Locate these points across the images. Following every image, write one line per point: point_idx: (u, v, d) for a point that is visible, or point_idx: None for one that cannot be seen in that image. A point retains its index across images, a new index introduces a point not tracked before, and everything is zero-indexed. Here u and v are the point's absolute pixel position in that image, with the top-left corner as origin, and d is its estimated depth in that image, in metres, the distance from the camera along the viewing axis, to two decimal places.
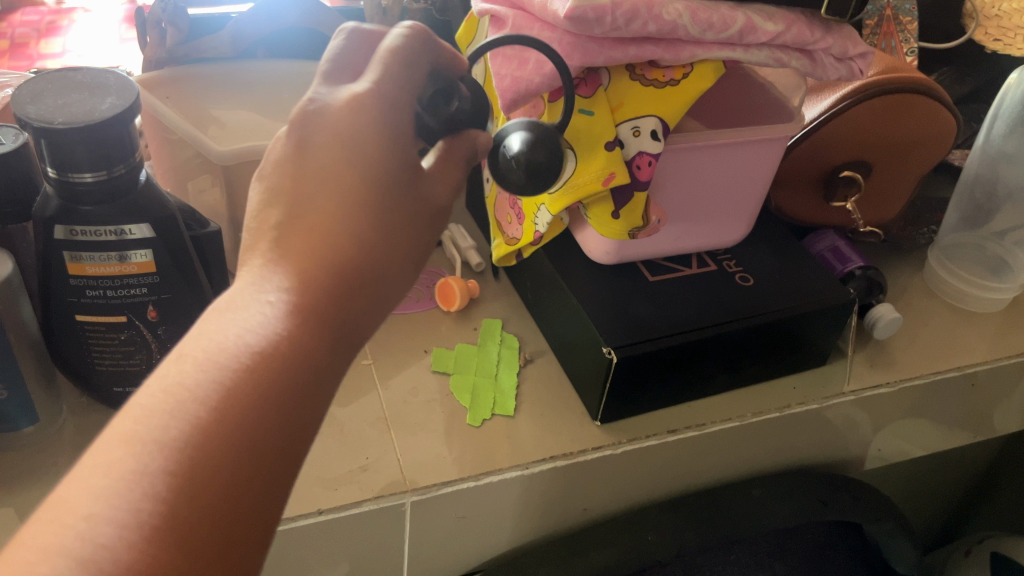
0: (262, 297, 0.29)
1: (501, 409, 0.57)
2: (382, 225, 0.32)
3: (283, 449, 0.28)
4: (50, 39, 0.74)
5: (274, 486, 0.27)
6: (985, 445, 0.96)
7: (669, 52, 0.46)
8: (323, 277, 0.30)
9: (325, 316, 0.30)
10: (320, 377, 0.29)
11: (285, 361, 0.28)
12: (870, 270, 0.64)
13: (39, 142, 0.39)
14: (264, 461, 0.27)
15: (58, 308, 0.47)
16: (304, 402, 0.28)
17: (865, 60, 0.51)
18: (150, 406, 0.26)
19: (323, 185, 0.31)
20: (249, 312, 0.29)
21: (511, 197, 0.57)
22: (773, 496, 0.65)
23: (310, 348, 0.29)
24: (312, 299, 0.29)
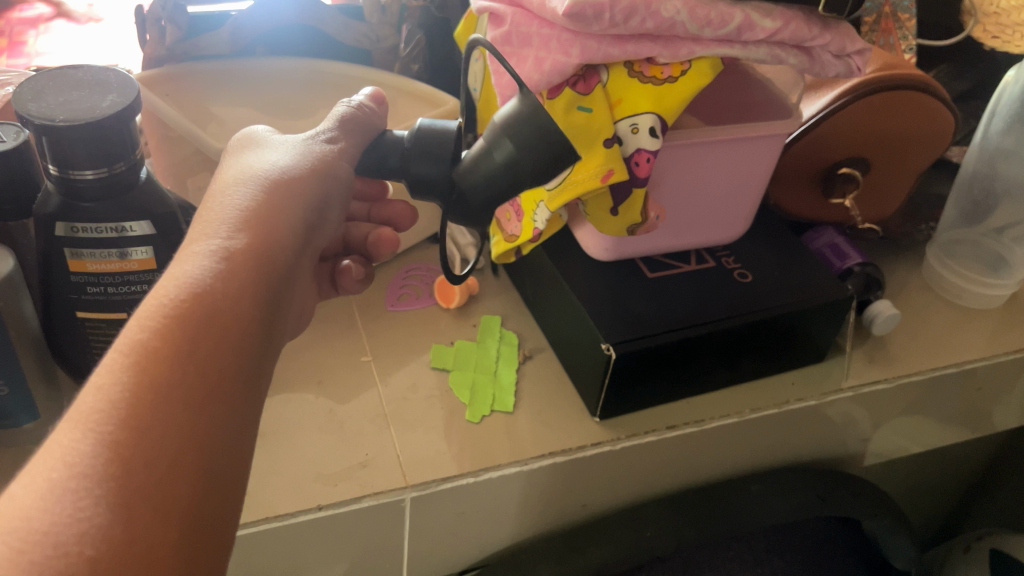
0: (206, 274, 0.32)
1: (501, 405, 0.57)
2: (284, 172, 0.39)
3: (227, 428, 0.30)
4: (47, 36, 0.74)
5: (217, 466, 0.29)
6: (983, 442, 0.97)
7: (667, 49, 0.46)
8: (244, 258, 0.34)
9: (251, 293, 0.33)
10: (247, 365, 0.32)
11: None
12: (868, 267, 0.65)
13: (41, 139, 0.39)
14: (213, 434, 0.29)
15: (59, 305, 0.47)
16: (238, 384, 0.31)
17: (863, 56, 0.51)
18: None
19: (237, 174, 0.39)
20: (183, 264, 0.33)
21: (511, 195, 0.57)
22: (771, 493, 0.65)
23: (243, 326, 0.32)
24: (242, 277, 0.33)
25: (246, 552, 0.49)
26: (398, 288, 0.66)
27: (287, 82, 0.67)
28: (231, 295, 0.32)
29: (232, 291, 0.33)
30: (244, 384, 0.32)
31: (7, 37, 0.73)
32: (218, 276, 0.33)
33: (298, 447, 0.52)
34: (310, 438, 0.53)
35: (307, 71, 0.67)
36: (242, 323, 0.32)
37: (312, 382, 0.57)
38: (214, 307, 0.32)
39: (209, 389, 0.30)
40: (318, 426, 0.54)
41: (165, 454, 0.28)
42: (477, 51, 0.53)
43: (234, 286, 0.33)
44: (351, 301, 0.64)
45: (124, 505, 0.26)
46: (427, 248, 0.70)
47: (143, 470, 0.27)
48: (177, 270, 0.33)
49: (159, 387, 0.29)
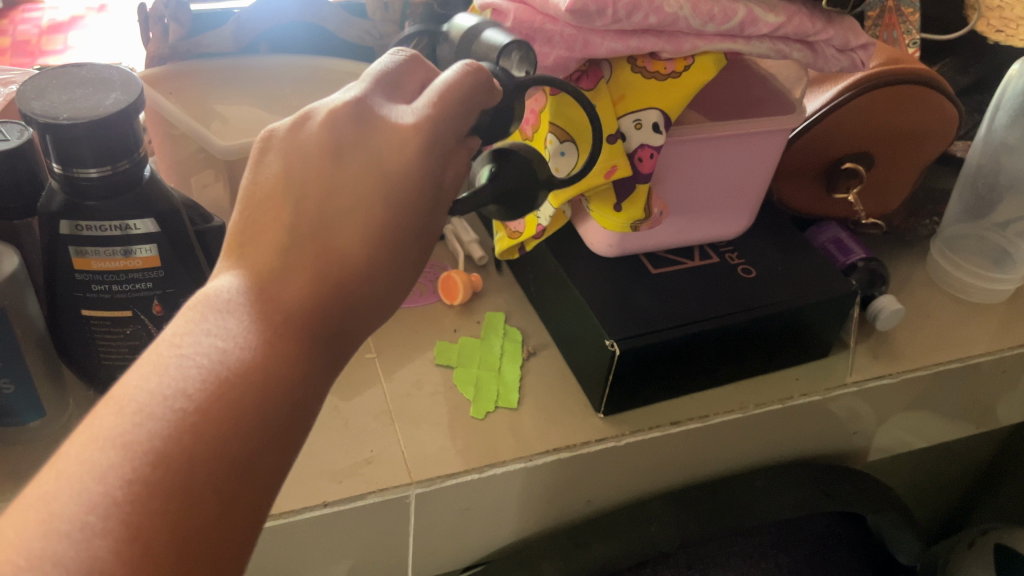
0: (241, 312, 0.29)
1: (505, 401, 0.57)
2: (363, 203, 0.31)
3: (260, 454, 0.27)
4: (52, 37, 0.74)
5: (247, 493, 0.27)
6: (989, 436, 0.97)
7: (670, 44, 0.46)
8: (297, 322, 0.30)
9: (292, 360, 0.29)
10: (298, 393, 0.29)
11: (252, 378, 0.28)
12: (873, 262, 0.65)
13: (45, 137, 0.39)
14: (243, 462, 0.27)
15: (63, 303, 0.47)
16: (278, 417, 0.28)
17: (867, 51, 0.51)
18: (116, 416, 0.25)
19: (333, 199, 0.31)
20: (243, 292, 0.29)
21: None
22: (777, 487, 0.65)
23: (294, 372, 0.29)
24: (290, 337, 0.29)
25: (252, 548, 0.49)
26: None
27: (289, 79, 0.67)
28: (282, 348, 0.29)
29: (276, 357, 0.29)
30: (292, 415, 0.29)
31: (10, 36, 0.73)
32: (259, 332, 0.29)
33: (304, 444, 0.52)
34: (315, 435, 0.53)
35: (309, 67, 0.67)
36: (293, 384, 0.29)
37: None
38: (272, 379, 0.28)
39: (252, 415, 0.27)
40: (324, 424, 0.54)
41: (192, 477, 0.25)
42: None
43: (274, 356, 0.29)
44: None
45: (143, 526, 0.24)
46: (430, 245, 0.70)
47: (168, 492, 0.25)
48: (230, 302, 0.29)
49: (202, 435, 0.26)
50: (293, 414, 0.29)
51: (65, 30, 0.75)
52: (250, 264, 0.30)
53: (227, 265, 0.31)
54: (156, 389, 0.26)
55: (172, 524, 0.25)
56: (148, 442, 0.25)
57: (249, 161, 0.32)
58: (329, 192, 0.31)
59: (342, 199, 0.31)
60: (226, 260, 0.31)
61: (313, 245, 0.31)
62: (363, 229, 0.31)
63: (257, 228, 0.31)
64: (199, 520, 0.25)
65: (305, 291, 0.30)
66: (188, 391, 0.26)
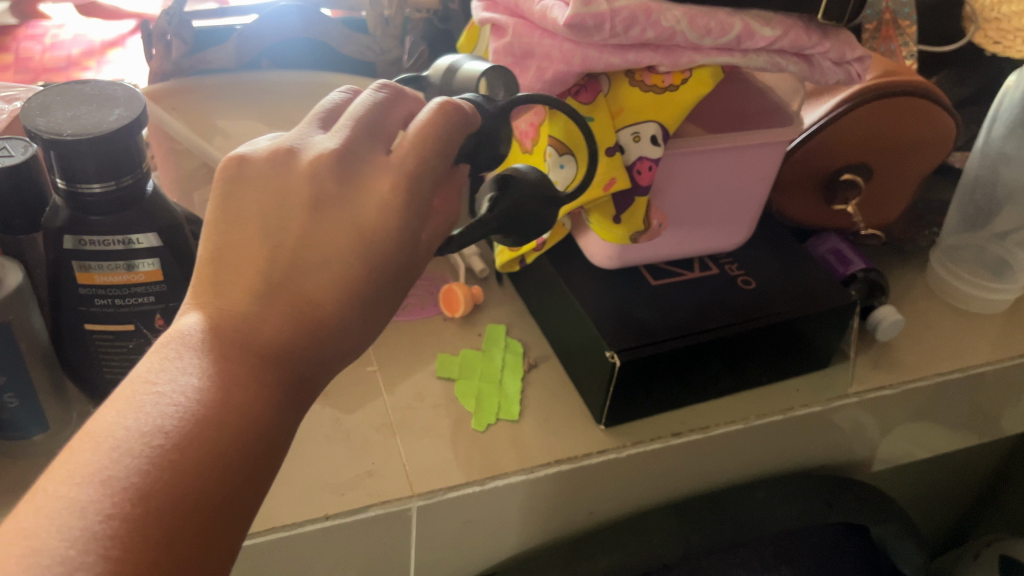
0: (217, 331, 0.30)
1: (506, 413, 0.57)
2: (334, 246, 0.31)
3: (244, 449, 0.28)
4: (55, 53, 0.75)
5: (232, 487, 0.27)
6: (992, 447, 0.96)
7: (668, 58, 0.46)
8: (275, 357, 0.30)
9: (266, 384, 0.29)
10: (273, 392, 0.30)
11: (227, 380, 0.29)
12: (872, 273, 0.65)
13: (49, 153, 0.40)
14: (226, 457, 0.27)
15: (68, 318, 0.47)
16: (257, 416, 0.29)
17: (863, 63, 0.51)
18: (107, 442, 0.26)
19: (312, 248, 0.31)
20: (217, 321, 0.30)
21: None
22: (780, 499, 0.65)
23: (266, 375, 0.30)
24: (259, 362, 0.30)
25: (254, 562, 0.50)
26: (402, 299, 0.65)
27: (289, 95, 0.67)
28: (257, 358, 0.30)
29: (251, 374, 0.29)
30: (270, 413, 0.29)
31: (13, 54, 0.74)
32: (234, 350, 0.29)
33: (306, 457, 0.53)
34: (317, 447, 0.54)
35: (311, 82, 0.67)
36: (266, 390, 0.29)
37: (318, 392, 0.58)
38: (247, 394, 0.29)
39: (230, 414, 0.28)
40: (326, 436, 0.54)
41: (178, 474, 0.26)
42: None
43: (250, 379, 0.29)
44: None
45: (138, 526, 0.24)
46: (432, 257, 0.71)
47: (160, 491, 0.25)
48: (208, 322, 0.30)
49: (190, 469, 0.26)
50: (272, 412, 0.29)
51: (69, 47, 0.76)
52: (219, 307, 0.30)
53: (194, 302, 0.31)
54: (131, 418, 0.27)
55: (166, 519, 0.25)
56: (134, 469, 0.25)
57: (225, 201, 0.32)
58: (310, 243, 0.31)
59: (314, 254, 0.31)
60: (194, 299, 0.31)
61: (284, 297, 0.31)
62: (338, 288, 0.31)
63: (236, 270, 0.31)
64: (190, 514, 0.26)
65: (281, 334, 0.30)
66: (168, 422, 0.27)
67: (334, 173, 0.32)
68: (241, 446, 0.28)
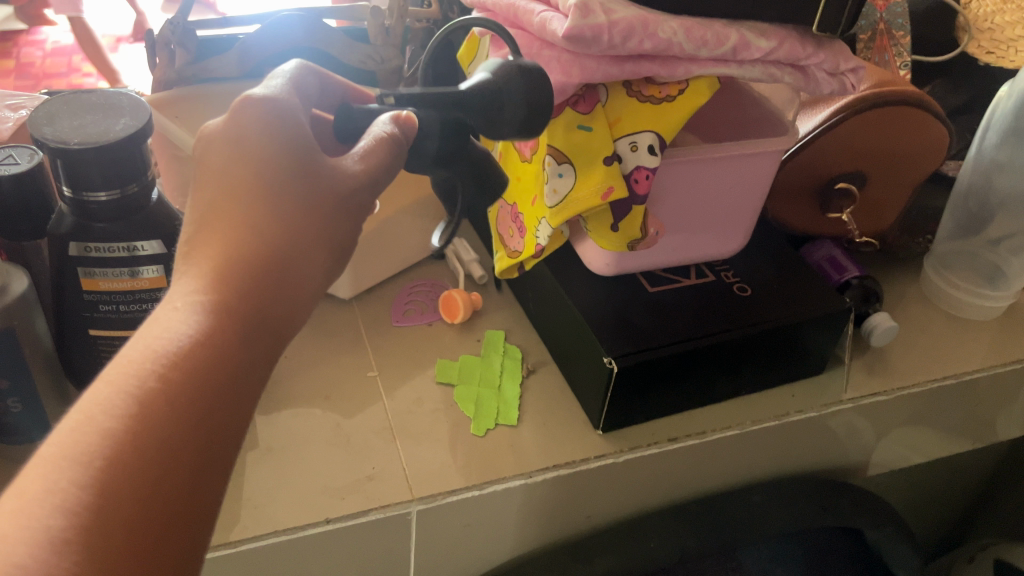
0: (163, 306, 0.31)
1: (504, 418, 0.58)
2: (228, 166, 0.33)
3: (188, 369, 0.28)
4: (58, 59, 0.77)
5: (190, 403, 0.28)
6: (987, 452, 0.97)
7: (665, 69, 0.47)
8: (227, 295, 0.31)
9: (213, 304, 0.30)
10: (218, 310, 0.30)
11: (167, 327, 0.29)
12: (867, 280, 0.66)
13: (55, 161, 0.40)
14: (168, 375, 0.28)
15: (72, 323, 0.48)
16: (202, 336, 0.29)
17: (857, 74, 0.52)
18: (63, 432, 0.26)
19: (219, 191, 0.33)
20: (169, 315, 0.30)
21: (515, 212, 0.59)
22: (775, 503, 0.66)
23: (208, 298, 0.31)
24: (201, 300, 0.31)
25: (255, 565, 0.50)
26: (402, 305, 0.66)
27: None
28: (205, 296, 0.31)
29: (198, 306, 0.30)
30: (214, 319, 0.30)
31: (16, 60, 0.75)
32: (184, 302, 0.30)
33: (306, 461, 0.53)
34: (317, 451, 0.54)
35: None
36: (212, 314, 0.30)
37: (319, 397, 0.58)
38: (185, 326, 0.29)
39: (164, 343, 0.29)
40: (326, 440, 0.55)
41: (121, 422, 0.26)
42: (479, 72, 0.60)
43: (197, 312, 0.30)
44: (357, 318, 0.65)
45: (105, 480, 0.25)
46: (432, 263, 0.71)
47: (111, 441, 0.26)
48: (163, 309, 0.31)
49: (143, 416, 0.27)
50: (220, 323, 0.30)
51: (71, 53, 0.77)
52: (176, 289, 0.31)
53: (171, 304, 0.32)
54: (97, 415, 0.26)
55: (130, 458, 0.26)
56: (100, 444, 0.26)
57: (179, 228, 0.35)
58: (216, 192, 0.33)
59: (224, 193, 0.33)
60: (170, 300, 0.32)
61: (217, 264, 0.32)
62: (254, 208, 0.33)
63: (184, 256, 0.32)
64: (145, 440, 0.26)
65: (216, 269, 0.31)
66: (123, 411, 0.26)
67: (211, 138, 0.34)
68: (190, 361, 0.29)
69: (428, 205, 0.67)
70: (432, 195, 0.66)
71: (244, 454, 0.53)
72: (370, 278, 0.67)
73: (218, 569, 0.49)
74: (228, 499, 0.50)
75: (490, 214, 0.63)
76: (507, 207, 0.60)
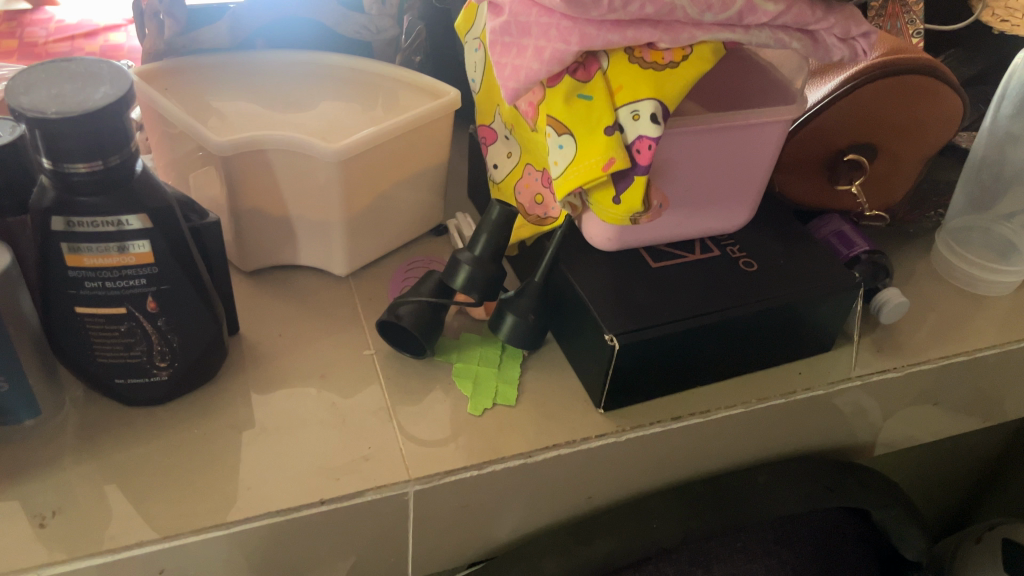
0: None
1: (503, 398, 0.57)
2: None
3: None
4: (58, 38, 0.75)
5: None
6: (995, 431, 0.96)
7: (668, 34, 0.45)
8: None
9: None
10: None
11: None
12: (876, 255, 0.64)
13: (34, 132, 0.39)
14: None
15: (56, 301, 0.47)
16: None
17: (868, 39, 0.50)
18: None
19: None
20: None
21: (543, 177, 0.58)
22: (780, 483, 0.64)
23: None
24: None
25: (247, 548, 0.49)
26: (400, 282, 0.64)
27: (282, 78, 0.66)
28: None
29: None
30: None
31: (17, 40, 0.74)
32: None
33: (300, 441, 0.52)
34: (312, 430, 0.53)
35: (308, 64, 0.66)
36: None
37: (314, 376, 0.57)
38: None
39: None
40: (321, 421, 0.54)
41: None
42: (476, 41, 0.58)
43: None
44: (353, 295, 0.64)
45: None
46: (430, 240, 0.70)
47: None
48: None
49: None
50: None
51: (72, 31, 0.76)
52: None
53: None
54: None
55: None
56: None
57: None
58: None
59: None
60: None
61: None
62: None
63: None
64: None
65: None
66: None
67: None
68: None
69: (425, 179, 0.65)
70: (430, 170, 0.65)
71: (238, 435, 0.52)
72: (367, 255, 0.65)
73: (211, 551, 0.48)
74: (222, 480, 0.49)
75: (502, 184, 0.61)
76: (536, 174, 0.58)
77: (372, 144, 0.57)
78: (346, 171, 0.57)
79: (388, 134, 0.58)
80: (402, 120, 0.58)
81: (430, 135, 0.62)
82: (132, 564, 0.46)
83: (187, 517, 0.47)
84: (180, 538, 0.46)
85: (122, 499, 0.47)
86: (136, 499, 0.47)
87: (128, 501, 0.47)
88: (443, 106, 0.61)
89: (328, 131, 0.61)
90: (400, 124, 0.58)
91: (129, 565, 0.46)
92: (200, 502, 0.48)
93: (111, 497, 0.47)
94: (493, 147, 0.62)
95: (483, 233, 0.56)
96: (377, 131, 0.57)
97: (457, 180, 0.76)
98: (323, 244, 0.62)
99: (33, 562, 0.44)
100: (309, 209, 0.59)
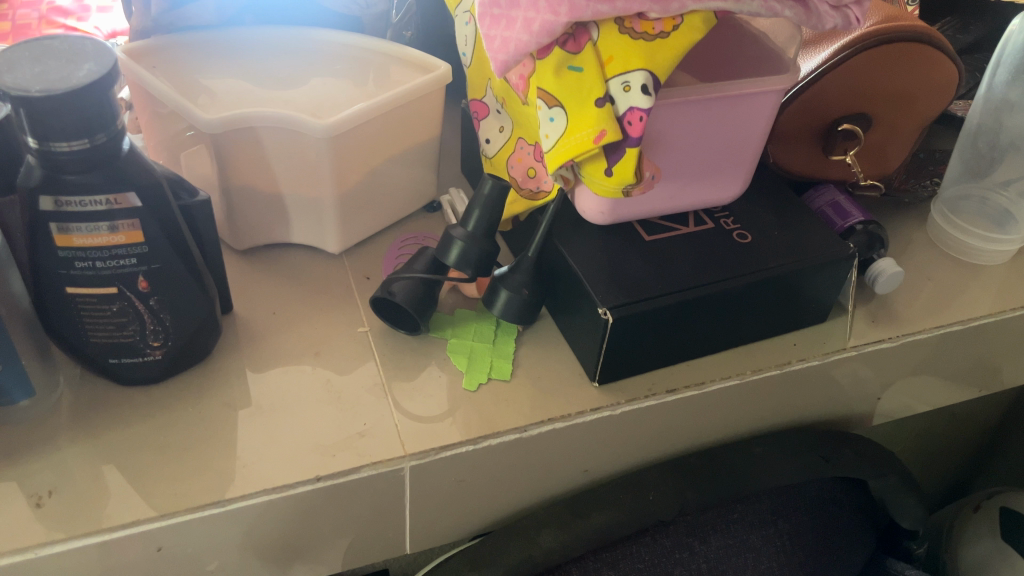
0: None
1: (498, 373, 0.57)
2: None
3: None
4: (52, 19, 0.74)
5: None
6: (992, 401, 0.96)
7: (658, 4, 0.45)
8: None
9: None
10: None
11: None
12: (871, 224, 0.64)
13: (18, 111, 0.39)
14: None
15: (47, 281, 0.46)
16: None
17: (862, 6, 0.49)
18: None
19: None
20: None
21: (535, 150, 0.58)
22: (775, 453, 0.64)
23: None
24: None
25: (244, 525, 0.49)
26: (394, 259, 0.64)
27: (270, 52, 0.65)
28: None
29: None
30: None
31: (10, 22, 0.73)
32: None
33: (295, 418, 0.52)
34: (306, 408, 0.53)
35: (297, 39, 0.65)
36: None
37: (308, 353, 0.57)
38: None
39: None
40: (315, 397, 0.54)
41: None
42: (466, 15, 0.57)
43: None
44: (346, 273, 0.64)
45: None
46: (423, 217, 0.69)
47: None
48: None
49: None
50: None
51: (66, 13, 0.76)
52: None
53: None
54: None
55: None
56: None
57: None
58: None
59: None
60: None
61: None
62: None
63: None
64: None
65: None
66: None
67: None
68: None
69: (417, 155, 0.65)
70: (421, 145, 0.64)
71: (233, 413, 0.52)
72: (361, 232, 0.65)
73: (207, 529, 0.48)
74: (217, 459, 0.49)
75: (495, 159, 0.61)
76: (528, 148, 0.58)
77: (363, 120, 0.57)
78: (337, 147, 0.56)
79: (379, 110, 0.57)
80: (392, 96, 0.58)
81: (422, 110, 0.62)
82: (128, 543, 0.46)
83: (184, 495, 0.47)
84: (178, 516, 0.46)
85: (118, 478, 0.47)
86: (132, 478, 0.47)
87: (124, 481, 0.47)
88: (434, 81, 0.60)
89: (317, 107, 0.61)
90: (391, 99, 0.57)
91: (125, 543, 0.46)
92: (195, 481, 0.48)
93: (108, 476, 0.47)
94: (485, 122, 0.62)
95: (476, 209, 0.56)
96: (368, 107, 0.56)
97: (451, 155, 0.75)
98: (316, 222, 0.62)
99: (31, 541, 0.44)
100: (301, 186, 0.59)
